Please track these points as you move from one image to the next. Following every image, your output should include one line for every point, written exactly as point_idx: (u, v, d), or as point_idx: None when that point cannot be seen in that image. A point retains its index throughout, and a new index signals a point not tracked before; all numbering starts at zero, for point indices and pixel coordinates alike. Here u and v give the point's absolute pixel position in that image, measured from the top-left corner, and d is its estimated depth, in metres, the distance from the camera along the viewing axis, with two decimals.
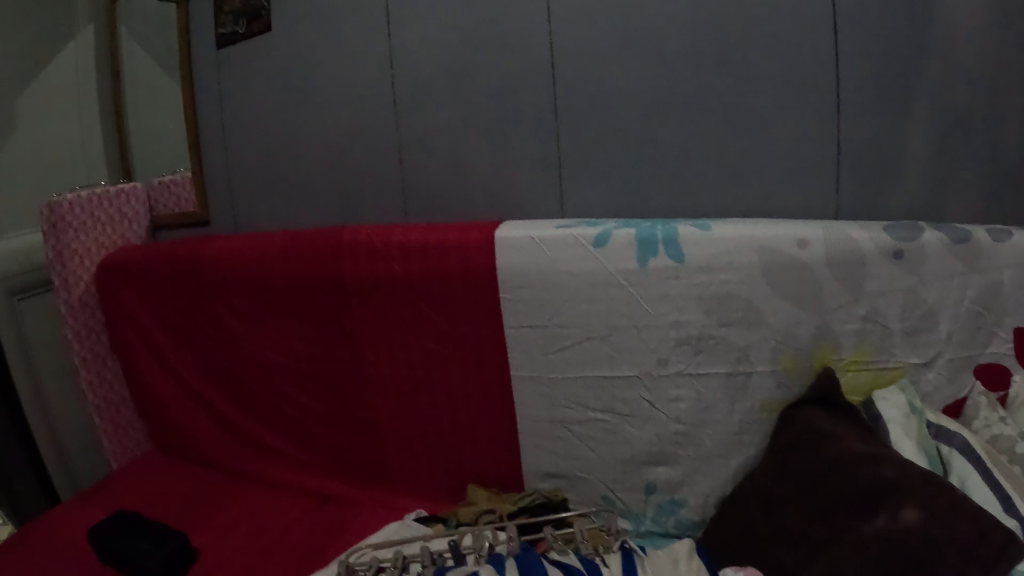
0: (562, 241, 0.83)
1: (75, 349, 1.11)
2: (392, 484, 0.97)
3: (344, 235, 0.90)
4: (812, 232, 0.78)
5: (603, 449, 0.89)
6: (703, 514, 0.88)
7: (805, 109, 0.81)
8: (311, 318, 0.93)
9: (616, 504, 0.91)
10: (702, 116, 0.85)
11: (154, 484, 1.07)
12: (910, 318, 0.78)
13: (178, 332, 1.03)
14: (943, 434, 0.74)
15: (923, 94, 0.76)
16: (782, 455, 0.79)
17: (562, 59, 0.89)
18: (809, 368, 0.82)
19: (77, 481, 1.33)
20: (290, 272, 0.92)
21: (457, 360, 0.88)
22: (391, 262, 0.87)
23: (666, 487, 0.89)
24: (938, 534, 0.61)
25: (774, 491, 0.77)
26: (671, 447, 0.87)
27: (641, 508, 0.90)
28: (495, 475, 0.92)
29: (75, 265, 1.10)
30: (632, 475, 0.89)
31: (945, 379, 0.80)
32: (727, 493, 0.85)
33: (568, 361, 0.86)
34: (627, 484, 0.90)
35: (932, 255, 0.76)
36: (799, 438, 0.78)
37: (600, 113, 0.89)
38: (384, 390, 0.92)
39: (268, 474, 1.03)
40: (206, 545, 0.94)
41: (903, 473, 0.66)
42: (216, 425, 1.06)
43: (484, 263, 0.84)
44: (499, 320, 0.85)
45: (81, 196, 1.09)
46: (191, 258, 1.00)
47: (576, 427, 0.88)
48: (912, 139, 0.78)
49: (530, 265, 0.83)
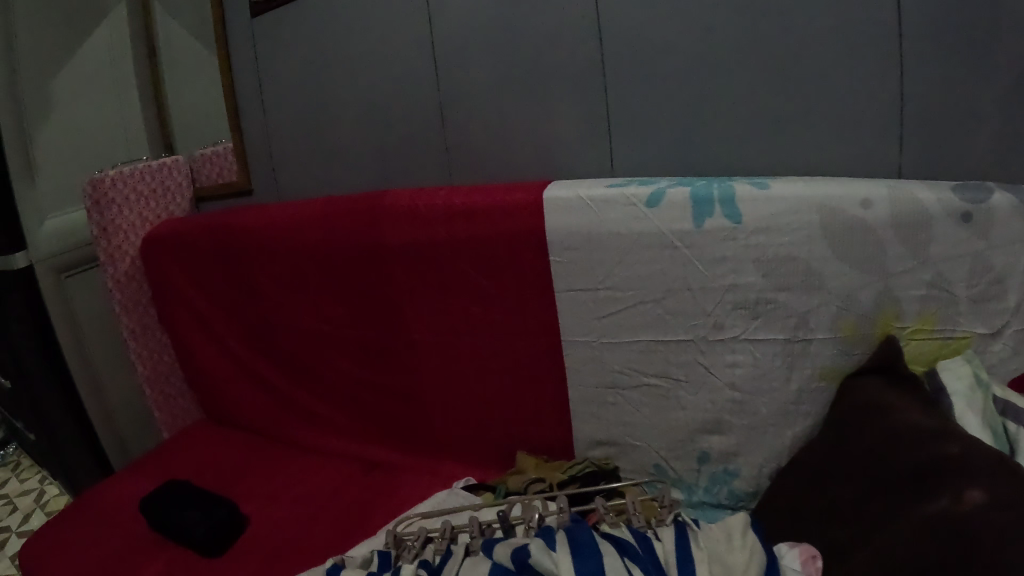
0: (612, 200, 0.79)
1: (123, 323, 1.11)
2: (438, 452, 0.96)
3: (386, 200, 0.88)
4: (874, 192, 0.73)
5: (655, 415, 0.86)
6: (758, 485, 0.85)
7: (873, 60, 0.75)
8: (352, 285, 0.91)
9: (668, 473, 0.89)
10: (760, 70, 0.80)
11: (203, 452, 1.08)
12: (978, 284, 0.73)
13: (221, 302, 1.03)
14: (1011, 411, 0.68)
15: (1006, 39, 0.68)
16: (843, 425, 0.75)
17: (611, 15, 0.85)
18: (871, 335, 0.77)
19: (128, 450, 1.37)
20: (332, 239, 0.91)
21: (504, 326, 0.86)
22: (434, 227, 0.85)
23: (720, 456, 0.86)
24: (1003, 518, 0.54)
25: (833, 463, 0.73)
26: (729, 415, 0.83)
27: (694, 477, 0.88)
28: (543, 443, 0.91)
29: (120, 240, 1.10)
30: (684, 445, 0.87)
31: (1012, 351, 0.74)
32: (783, 464, 0.82)
33: (620, 324, 0.83)
34: (679, 452, 0.87)
35: (1006, 219, 0.70)
36: (862, 408, 0.74)
37: (652, 70, 0.85)
38: (428, 358, 0.91)
39: (314, 442, 1.03)
40: (253, 512, 0.95)
41: (970, 453, 0.61)
42: (262, 394, 1.06)
43: (533, 225, 0.81)
44: (548, 286, 0.83)
45: (123, 172, 1.09)
46: (232, 227, 0.99)
47: (626, 394, 0.86)
48: (991, 91, 0.71)
49: (577, 227, 0.80)
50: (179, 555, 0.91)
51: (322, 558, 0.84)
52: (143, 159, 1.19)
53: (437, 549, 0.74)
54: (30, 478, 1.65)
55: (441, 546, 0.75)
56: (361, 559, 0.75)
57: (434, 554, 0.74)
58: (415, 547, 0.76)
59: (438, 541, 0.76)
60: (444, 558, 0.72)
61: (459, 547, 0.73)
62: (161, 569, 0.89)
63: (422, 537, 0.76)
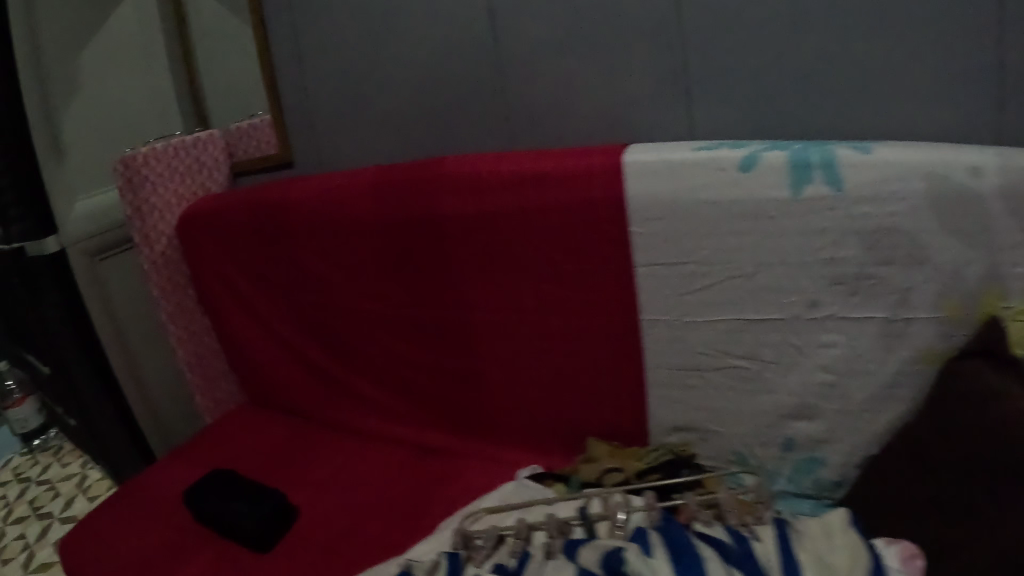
0: (701, 164, 0.72)
1: (162, 304, 1.07)
2: (499, 437, 0.90)
3: (443, 168, 0.79)
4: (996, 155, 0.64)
5: (735, 399, 0.79)
6: (849, 475, 0.77)
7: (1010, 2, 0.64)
8: (405, 262, 0.84)
9: (750, 460, 0.82)
10: (869, 16, 0.70)
11: (246, 438, 1.03)
12: None
13: (263, 280, 0.97)
14: None
15: None
16: (935, 414, 0.66)
17: None
18: (975, 316, 0.67)
19: (170, 439, 1.32)
20: (383, 211, 0.82)
21: (576, 304, 0.79)
22: (499, 197, 0.76)
23: (807, 444, 0.78)
24: None
25: (927, 458, 0.65)
26: (819, 401, 0.76)
27: (777, 465, 0.81)
28: (615, 429, 0.84)
29: (156, 220, 1.05)
30: (769, 431, 0.79)
31: None
32: (874, 453, 0.74)
33: (708, 301, 0.76)
34: (763, 439, 0.80)
35: None
36: (963, 396, 0.64)
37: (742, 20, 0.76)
38: (491, 339, 0.84)
39: (364, 426, 0.97)
40: (302, 502, 0.89)
41: None
42: (309, 377, 1.00)
43: (612, 192, 0.73)
44: (628, 260, 0.75)
45: (155, 148, 1.03)
46: (273, 200, 0.91)
47: (707, 381, 0.79)
48: None
49: (664, 194, 0.73)
50: (225, 550, 0.86)
51: (379, 557, 0.79)
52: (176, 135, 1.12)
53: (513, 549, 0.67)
54: (72, 461, 1.63)
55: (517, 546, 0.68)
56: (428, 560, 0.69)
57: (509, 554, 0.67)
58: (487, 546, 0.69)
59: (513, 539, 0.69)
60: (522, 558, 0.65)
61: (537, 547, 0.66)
62: (206, 564, 0.84)
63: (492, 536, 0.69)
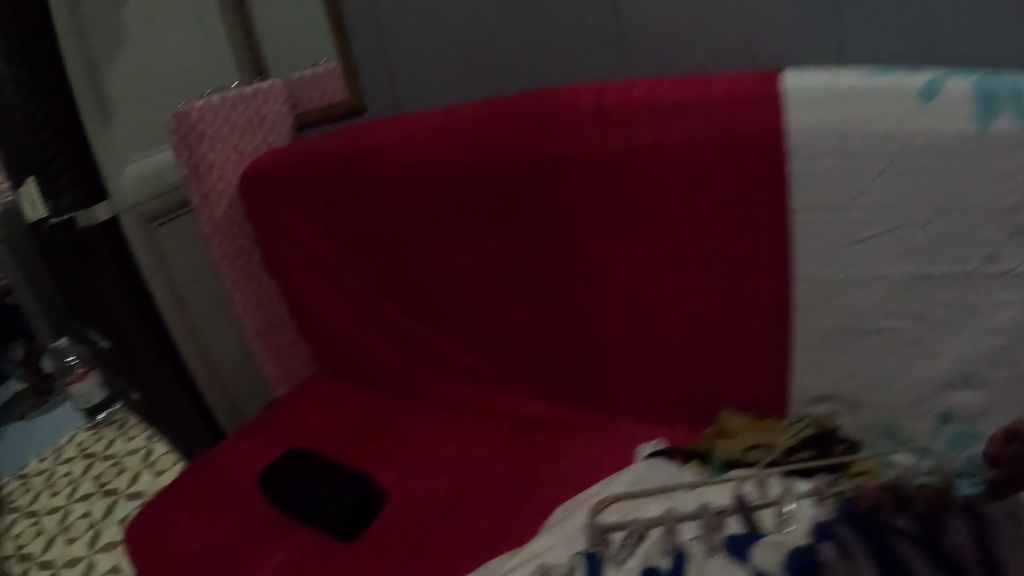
0: (871, 91, 0.58)
1: (224, 270, 0.98)
2: (614, 408, 0.80)
3: (558, 100, 0.68)
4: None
5: (899, 370, 0.66)
6: None
7: None
8: (510, 212, 0.74)
9: (901, 435, 0.68)
10: None
11: (324, 413, 0.94)
12: None
13: (341, 238, 0.87)
14: None
15: None
16: None
17: None
18: None
19: (239, 414, 1.25)
20: (484, 154, 0.72)
21: (716, 255, 0.68)
22: (630, 130, 0.66)
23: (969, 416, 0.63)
24: None
25: None
26: (985, 367, 0.61)
27: (930, 439, 0.66)
28: (752, 399, 0.74)
29: (215, 178, 0.96)
30: (923, 398, 0.65)
31: None
32: None
33: (874, 254, 0.63)
34: (917, 409, 0.66)
35: None
36: None
37: None
38: (611, 296, 0.74)
39: (455, 398, 0.88)
40: (392, 485, 0.81)
41: None
42: (392, 344, 0.91)
43: (765, 122, 0.62)
44: (780, 202, 0.64)
45: (210, 101, 0.93)
46: (351, 148, 0.81)
47: (860, 347, 0.66)
48: None
49: (833, 126, 0.60)
50: (309, 539, 0.78)
51: (490, 549, 0.70)
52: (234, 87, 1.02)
53: (665, 548, 0.58)
54: (135, 434, 1.59)
55: (668, 544, 0.58)
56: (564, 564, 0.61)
57: (661, 554, 0.58)
58: (630, 543, 0.60)
59: (661, 536, 0.59)
60: (678, 558, 0.56)
61: (694, 545, 0.57)
62: (289, 557, 0.76)
63: (635, 530, 0.60)
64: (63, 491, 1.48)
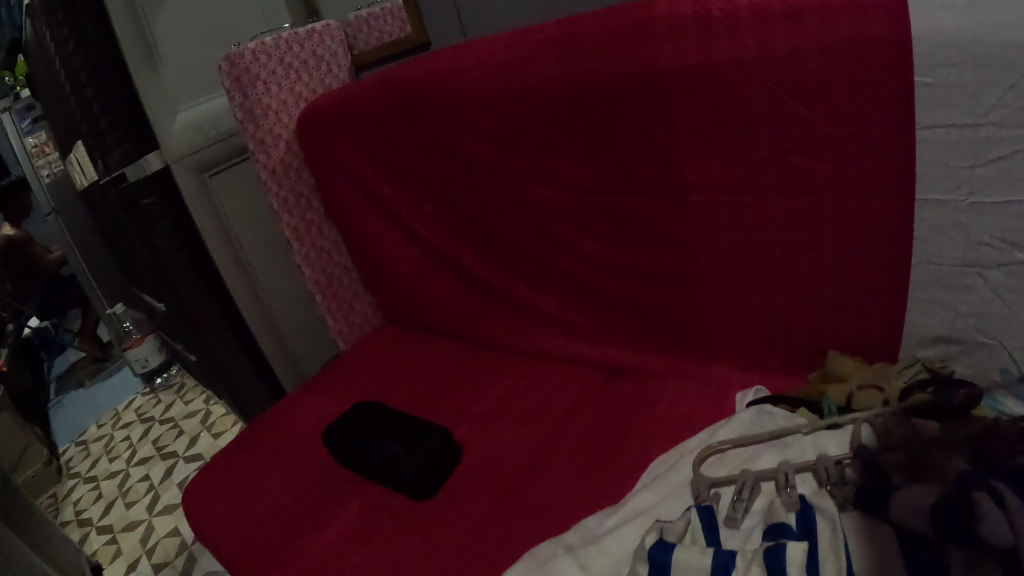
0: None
1: (282, 221, 0.95)
2: (706, 352, 0.76)
3: (655, 13, 0.61)
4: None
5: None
6: None
7: None
8: (596, 139, 0.68)
9: None
10: None
11: (389, 368, 0.91)
12: None
13: (408, 179, 0.83)
14: None
15: None
16: None
17: None
18: None
19: (301, 369, 1.23)
20: (571, 79, 0.66)
21: (832, 181, 0.61)
22: (737, 44, 0.59)
23: None
24: None
25: None
26: None
27: None
28: (863, 340, 0.67)
29: (271, 123, 0.92)
30: None
31: None
32: None
33: (1006, 177, 0.54)
34: None
35: None
36: None
37: None
38: (709, 230, 0.69)
39: (535, 343, 0.85)
40: (466, 439, 0.78)
41: None
42: (464, 291, 0.88)
43: (892, 28, 0.53)
44: (908, 120, 0.56)
45: (263, 42, 0.88)
46: (418, 82, 0.75)
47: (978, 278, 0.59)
48: None
49: (964, 29, 0.51)
50: (379, 497, 0.75)
51: (577, 505, 0.66)
52: (287, 28, 0.97)
53: (790, 502, 0.53)
54: (192, 399, 1.59)
55: (791, 498, 0.53)
56: (674, 523, 0.55)
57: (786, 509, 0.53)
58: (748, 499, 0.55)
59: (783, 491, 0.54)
60: (806, 514, 0.51)
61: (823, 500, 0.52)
62: (360, 514, 0.73)
63: (750, 489, 0.55)
64: (121, 456, 1.49)
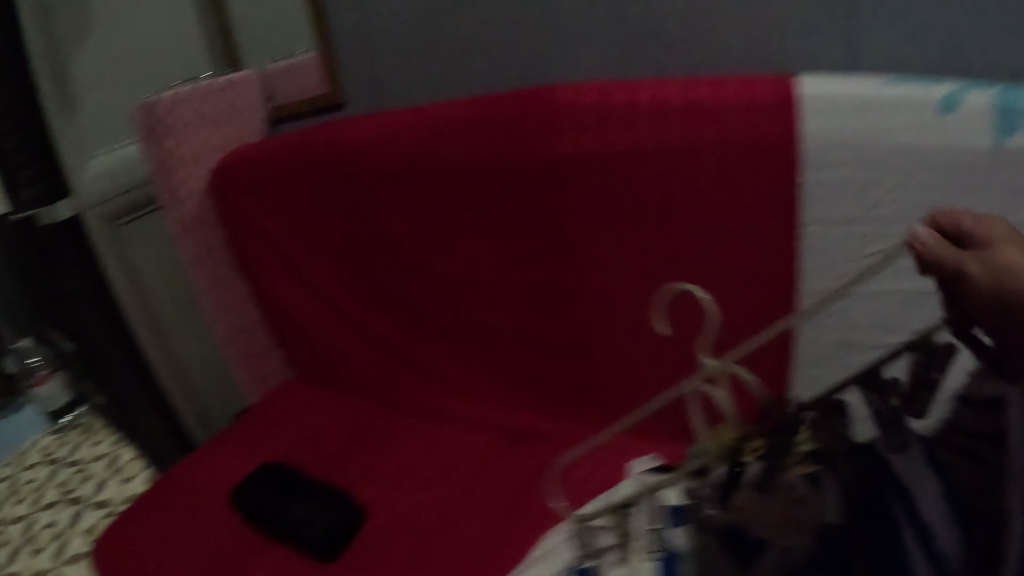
0: (894, 101, 0.54)
1: (194, 272, 0.92)
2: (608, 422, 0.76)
3: (559, 99, 0.63)
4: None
5: None
6: None
7: None
8: (501, 210, 0.68)
9: None
10: None
11: (298, 424, 0.88)
12: None
13: (318, 235, 0.81)
14: None
15: None
16: None
17: None
18: None
19: (207, 422, 1.22)
20: (478, 153, 0.67)
21: (725, 267, 0.63)
22: (636, 134, 0.61)
23: None
24: None
25: None
26: None
27: None
28: None
29: (185, 174, 0.89)
30: None
31: None
32: None
33: (887, 270, 0.59)
34: None
35: None
36: None
37: None
38: (610, 305, 0.69)
39: (439, 408, 0.83)
40: (373, 500, 0.76)
41: None
42: (372, 352, 0.86)
43: (777, 131, 0.58)
44: (793, 214, 0.59)
45: (180, 92, 0.87)
46: (332, 144, 0.75)
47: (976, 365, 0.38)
48: None
49: (849, 135, 0.56)
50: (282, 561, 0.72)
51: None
52: (207, 78, 0.95)
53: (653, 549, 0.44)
54: (101, 440, 1.51)
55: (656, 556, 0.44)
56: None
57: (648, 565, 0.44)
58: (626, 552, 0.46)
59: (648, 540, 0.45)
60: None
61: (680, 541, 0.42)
62: None
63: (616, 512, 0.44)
64: (26, 500, 1.40)
